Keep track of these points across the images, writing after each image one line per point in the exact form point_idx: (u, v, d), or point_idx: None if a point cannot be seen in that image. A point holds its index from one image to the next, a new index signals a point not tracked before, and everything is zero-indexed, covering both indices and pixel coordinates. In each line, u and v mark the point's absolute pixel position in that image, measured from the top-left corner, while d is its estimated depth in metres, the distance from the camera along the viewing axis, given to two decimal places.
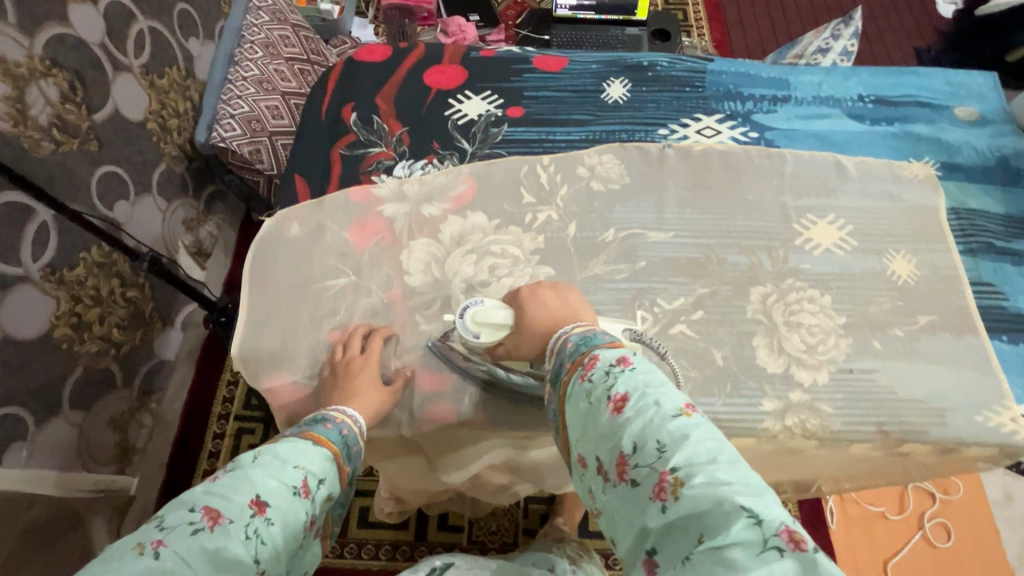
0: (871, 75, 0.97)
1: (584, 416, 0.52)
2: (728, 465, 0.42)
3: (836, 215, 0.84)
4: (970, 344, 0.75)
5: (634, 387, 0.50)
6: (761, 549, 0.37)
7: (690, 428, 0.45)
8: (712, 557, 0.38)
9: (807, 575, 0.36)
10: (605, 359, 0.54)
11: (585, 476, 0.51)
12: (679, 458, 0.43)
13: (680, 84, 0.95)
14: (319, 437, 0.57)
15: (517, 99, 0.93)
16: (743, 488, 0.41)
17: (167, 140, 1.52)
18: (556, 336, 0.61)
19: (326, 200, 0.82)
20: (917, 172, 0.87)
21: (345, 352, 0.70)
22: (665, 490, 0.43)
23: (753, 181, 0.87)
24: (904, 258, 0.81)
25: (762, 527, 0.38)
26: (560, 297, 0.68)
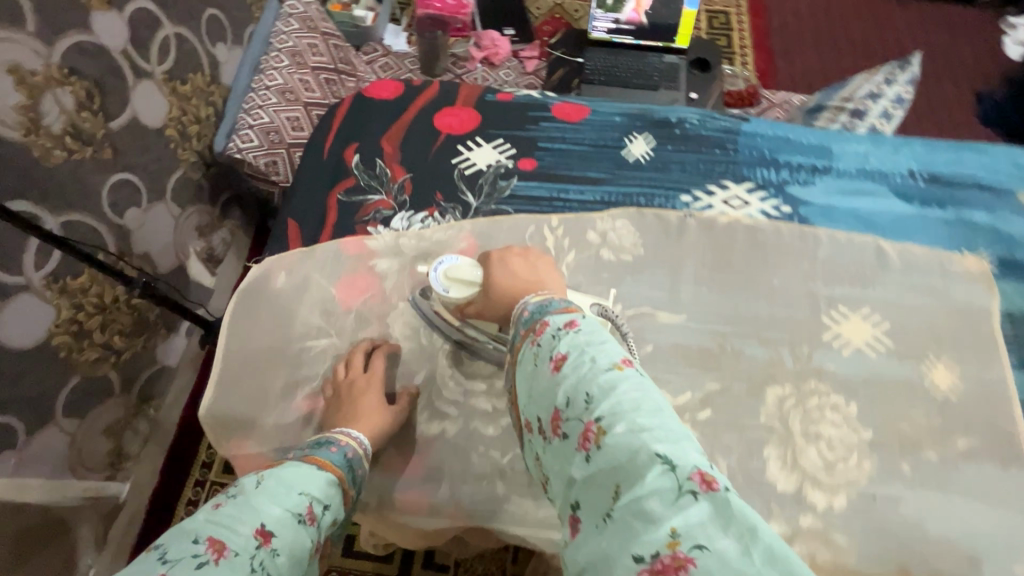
0: (925, 149, 0.88)
1: (530, 377, 0.56)
2: (650, 416, 0.47)
3: (870, 308, 0.76)
4: (1014, 480, 0.67)
5: (573, 347, 0.53)
6: (675, 495, 0.43)
7: (618, 383, 0.50)
8: (630, 506, 0.44)
9: (712, 511, 0.42)
10: (553, 324, 0.57)
11: (532, 438, 0.56)
12: (604, 410, 0.48)
13: (710, 145, 0.87)
14: (323, 461, 0.57)
15: (531, 150, 0.87)
16: (662, 438, 0.46)
17: (185, 146, 1.50)
18: (515, 307, 0.63)
19: (316, 249, 0.77)
20: (969, 267, 0.78)
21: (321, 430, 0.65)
22: (590, 440, 0.48)
23: (780, 263, 0.79)
24: (946, 368, 0.72)
25: (676, 474, 0.44)
26: (530, 264, 0.68)
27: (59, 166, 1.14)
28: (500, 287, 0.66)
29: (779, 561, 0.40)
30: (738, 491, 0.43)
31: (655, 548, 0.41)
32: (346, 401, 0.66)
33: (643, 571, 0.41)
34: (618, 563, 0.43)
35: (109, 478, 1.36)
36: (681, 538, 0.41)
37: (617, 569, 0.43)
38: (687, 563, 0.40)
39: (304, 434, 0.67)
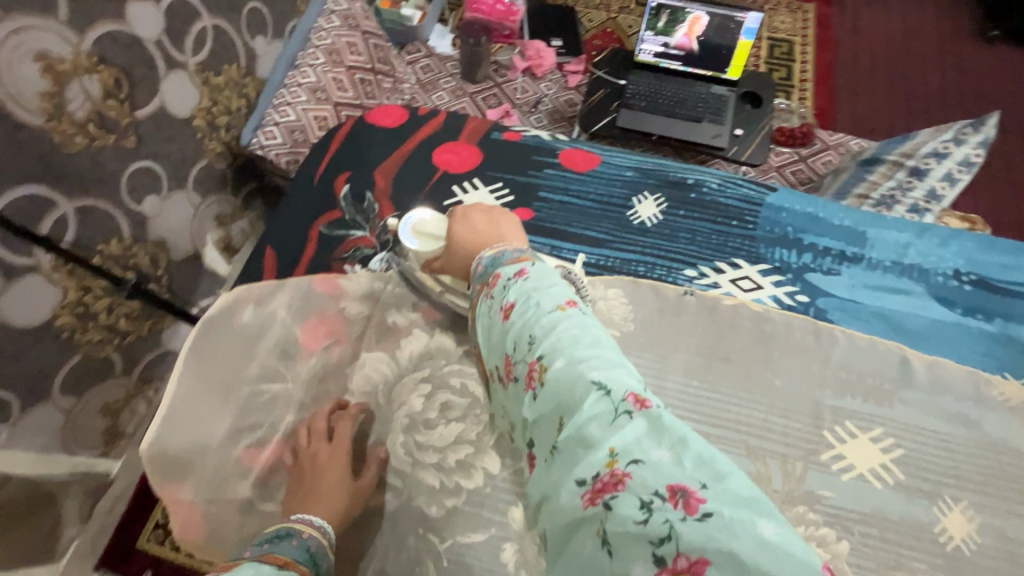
0: (977, 246, 0.76)
1: (488, 329, 0.56)
2: (589, 346, 0.46)
3: (885, 431, 0.66)
4: None
5: (520, 294, 0.53)
6: (613, 417, 0.41)
7: (560, 319, 0.48)
8: (573, 437, 0.42)
9: (650, 429, 0.40)
10: (503, 274, 0.56)
11: (498, 389, 0.55)
12: (545, 347, 0.47)
13: (726, 214, 0.79)
14: (284, 560, 0.52)
15: (529, 199, 0.80)
16: (599, 363, 0.44)
17: (213, 137, 1.47)
18: (473, 262, 0.63)
19: (288, 284, 0.74)
20: (1010, 395, 0.67)
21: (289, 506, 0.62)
22: (535, 378, 0.47)
23: (785, 361, 0.70)
24: (963, 513, 0.62)
25: (610, 396, 0.42)
26: (491, 219, 0.67)
27: (80, 153, 1.10)
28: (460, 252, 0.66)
29: (712, 467, 0.37)
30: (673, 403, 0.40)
31: (596, 470, 0.39)
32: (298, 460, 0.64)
33: (585, 496, 0.40)
34: (563, 492, 0.41)
35: (101, 454, 1.37)
36: (618, 457, 0.39)
37: (565, 501, 0.41)
38: (625, 480, 0.38)
39: (240, 486, 0.64)
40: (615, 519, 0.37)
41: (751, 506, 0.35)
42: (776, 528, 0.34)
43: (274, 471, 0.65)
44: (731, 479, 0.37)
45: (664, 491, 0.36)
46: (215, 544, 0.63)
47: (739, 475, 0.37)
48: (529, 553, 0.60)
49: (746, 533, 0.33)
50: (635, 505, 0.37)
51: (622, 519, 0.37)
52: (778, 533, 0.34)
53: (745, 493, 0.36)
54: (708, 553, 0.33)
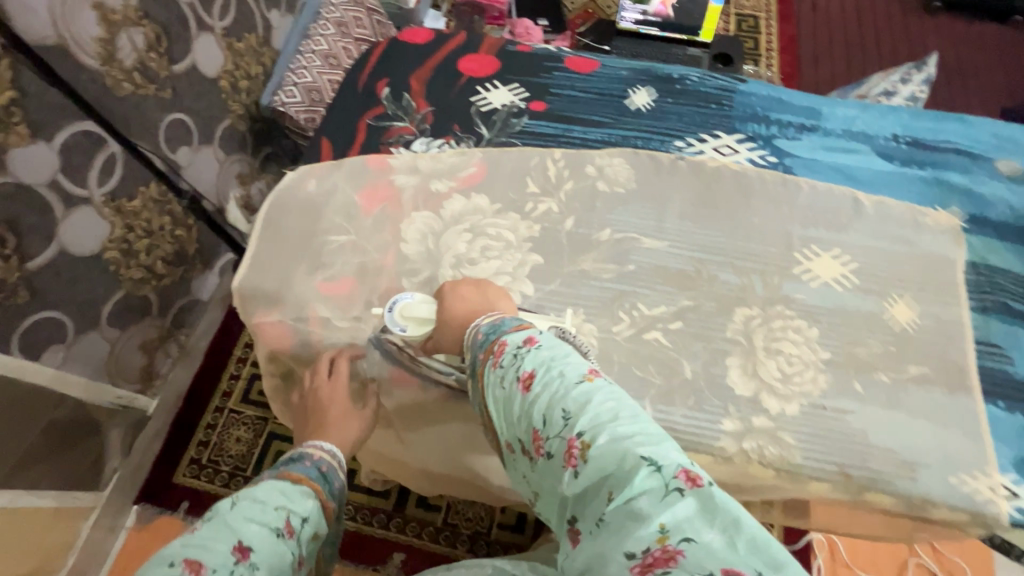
0: (911, 117, 0.93)
1: (501, 400, 0.58)
2: (628, 423, 0.50)
3: (841, 250, 0.82)
4: (961, 404, 0.71)
5: (539, 364, 0.57)
6: (664, 494, 0.45)
7: (592, 394, 0.53)
8: (622, 510, 0.46)
9: (702, 507, 0.44)
10: (512, 342, 0.60)
11: (516, 459, 0.57)
12: (584, 425, 0.51)
13: (707, 100, 0.95)
14: (298, 476, 0.60)
15: (542, 94, 0.96)
16: (641, 440, 0.49)
17: (235, 99, 1.53)
18: (469, 329, 0.67)
19: (344, 162, 0.88)
20: (940, 221, 0.84)
21: (311, 384, 0.73)
22: (575, 456, 0.50)
23: (760, 205, 0.85)
24: (907, 305, 0.78)
25: (662, 474, 0.46)
26: (480, 291, 0.73)
27: (127, 96, 1.19)
28: (456, 316, 0.71)
29: (765, 550, 0.42)
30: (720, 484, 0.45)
31: (647, 544, 0.43)
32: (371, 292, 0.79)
33: (635, 567, 0.43)
34: (610, 564, 0.44)
35: (140, 392, 1.43)
36: (669, 534, 0.43)
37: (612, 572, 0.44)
38: (678, 556, 0.42)
39: (320, 310, 0.77)
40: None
41: None
42: None
43: (346, 297, 0.78)
44: (785, 560, 0.41)
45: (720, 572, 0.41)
46: (302, 356, 0.76)
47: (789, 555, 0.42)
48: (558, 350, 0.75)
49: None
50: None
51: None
52: None
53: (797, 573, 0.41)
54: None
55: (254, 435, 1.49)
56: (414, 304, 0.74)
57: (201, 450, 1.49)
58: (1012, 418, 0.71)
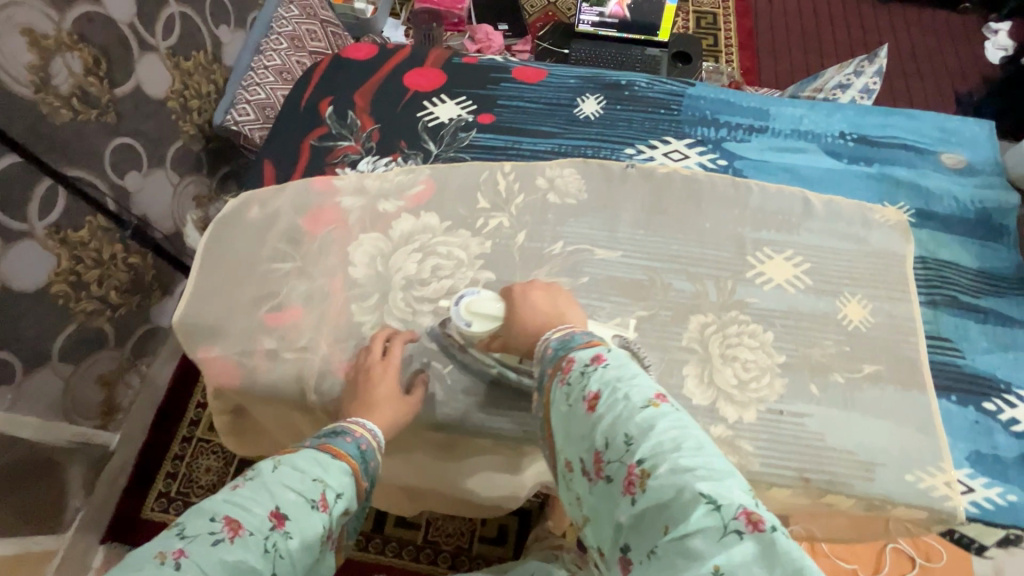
0: (857, 113, 0.94)
1: (563, 417, 0.56)
2: (692, 454, 0.48)
3: (793, 251, 0.82)
4: (915, 401, 0.71)
5: (606, 384, 0.54)
6: (722, 533, 0.43)
7: (657, 419, 0.50)
8: (677, 546, 0.44)
9: (763, 551, 0.42)
10: (580, 359, 0.57)
11: (572, 479, 0.55)
12: (647, 453, 0.48)
13: (656, 106, 0.94)
14: (337, 451, 0.58)
15: (490, 106, 0.94)
16: (704, 474, 0.46)
17: (186, 120, 1.44)
18: (539, 342, 0.64)
19: (287, 186, 0.85)
20: (889, 217, 0.84)
21: (363, 361, 0.72)
22: (635, 484, 0.48)
23: (711, 211, 0.85)
24: (860, 303, 0.78)
25: (722, 514, 0.44)
26: (551, 297, 0.70)
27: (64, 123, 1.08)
28: (521, 324, 0.68)
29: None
30: (785, 531, 0.42)
31: None
32: (319, 321, 0.76)
33: None
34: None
35: (100, 427, 1.37)
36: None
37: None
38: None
39: (264, 341, 0.73)
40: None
41: None
42: None
43: (293, 326, 0.75)
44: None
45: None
46: (247, 390, 0.72)
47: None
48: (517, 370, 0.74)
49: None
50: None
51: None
52: None
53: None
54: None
55: (224, 464, 1.45)
56: (481, 302, 0.73)
57: (169, 483, 1.44)
58: (965, 411, 0.71)
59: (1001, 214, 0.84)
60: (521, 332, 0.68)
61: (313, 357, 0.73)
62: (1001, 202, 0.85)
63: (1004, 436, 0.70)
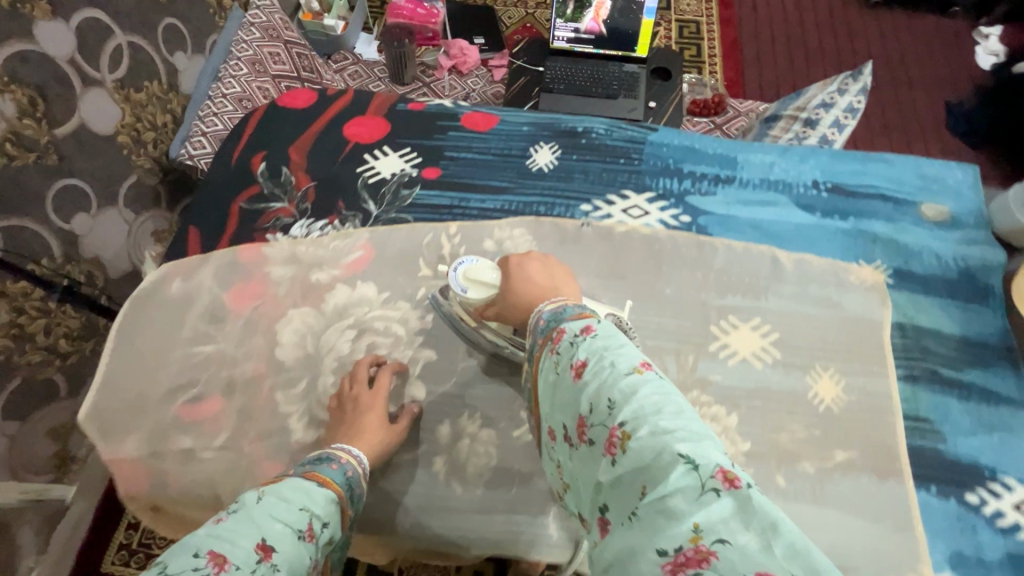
0: (831, 159, 0.88)
1: (551, 386, 0.51)
2: (674, 416, 0.43)
3: (761, 319, 0.75)
4: (891, 492, 0.65)
5: (592, 351, 0.49)
6: (700, 493, 0.39)
7: (640, 383, 0.45)
8: (655, 507, 0.39)
9: (741, 511, 0.38)
10: (569, 330, 0.52)
11: (556, 447, 0.51)
12: (627, 414, 0.44)
13: (614, 155, 0.88)
14: (324, 478, 0.56)
15: (436, 159, 0.87)
16: (685, 436, 0.42)
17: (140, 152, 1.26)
18: (531, 316, 0.59)
19: (212, 256, 0.79)
20: (864, 277, 0.78)
21: (349, 391, 0.68)
22: (615, 445, 0.43)
23: (673, 273, 0.78)
24: (832, 379, 0.72)
25: (699, 471, 0.40)
26: (547, 268, 0.66)
27: None
28: (515, 305, 0.63)
29: (806, 560, 0.35)
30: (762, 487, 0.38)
31: (678, 543, 0.37)
32: (239, 415, 0.69)
33: (666, 566, 0.37)
34: (641, 562, 0.38)
35: (53, 480, 1.16)
36: (703, 534, 0.37)
37: (637, 568, 0.38)
38: (710, 558, 0.36)
39: (179, 440, 0.67)
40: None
41: None
42: None
43: (211, 420, 0.68)
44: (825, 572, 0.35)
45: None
46: (158, 495, 0.65)
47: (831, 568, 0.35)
48: (457, 463, 0.67)
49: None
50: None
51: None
52: None
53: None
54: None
55: None
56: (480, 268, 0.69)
57: (131, 533, 1.23)
58: (946, 505, 0.65)
59: (986, 273, 0.78)
60: (512, 304, 0.64)
61: (233, 456, 0.66)
62: (985, 259, 0.79)
63: (989, 534, 0.63)
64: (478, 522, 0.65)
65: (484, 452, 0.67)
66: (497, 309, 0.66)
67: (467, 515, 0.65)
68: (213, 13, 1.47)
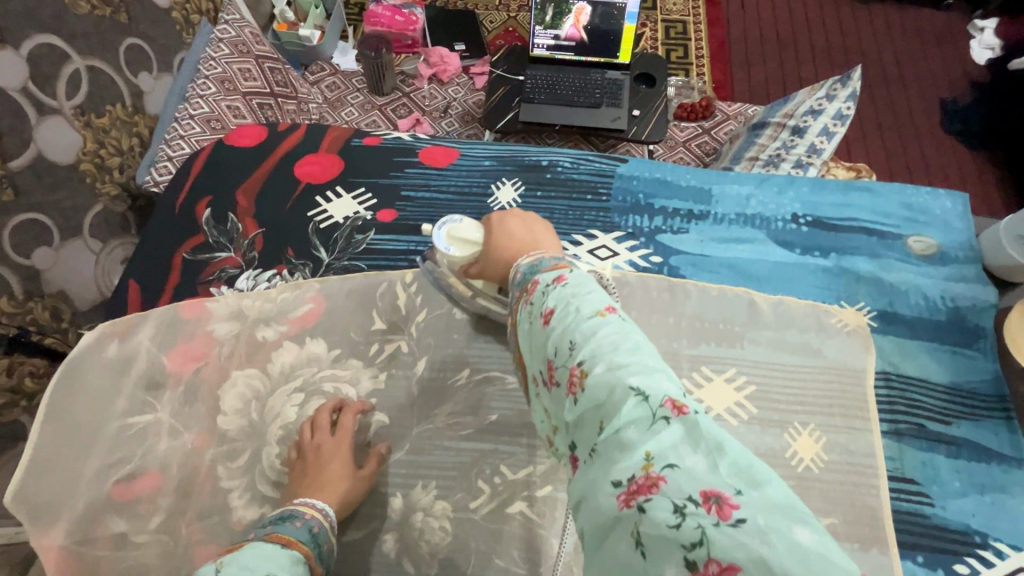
0: (810, 189, 0.82)
1: (526, 336, 0.45)
2: (632, 349, 0.37)
3: (737, 371, 0.70)
4: (876, 563, 0.60)
5: (560, 298, 0.42)
6: (650, 422, 0.33)
7: (601, 324, 0.39)
8: (611, 442, 0.34)
9: (691, 436, 0.32)
10: (542, 281, 0.46)
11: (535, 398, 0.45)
12: (585, 352, 0.38)
13: (581, 190, 0.83)
14: (288, 539, 0.52)
15: (392, 200, 0.83)
16: (641, 368, 0.36)
17: (106, 180, 1.08)
18: (511, 271, 0.53)
19: (151, 315, 0.74)
20: (846, 320, 0.72)
21: (308, 439, 0.65)
22: (574, 384, 0.38)
23: (641, 320, 0.73)
24: (811, 437, 0.67)
25: (647, 400, 0.34)
26: (528, 226, 0.59)
27: None
28: (498, 263, 0.59)
29: (751, 475, 0.30)
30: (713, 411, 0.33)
31: (629, 471, 0.32)
32: (177, 492, 0.64)
33: (619, 496, 0.32)
34: (597, 497, 0.33)
35: None
36: (653, 461, 0.32)
37: (596, 504, 0.33)
38: (659, 483, 0.31)
39: (112, 523, 0.63)
40: (650, 525, 0.30)
41: (790, 515, 0.28)
42: (814, 536, 0.27)
43: (147, 500, 0.64)
44: (771, 486, 0.30)
45: (697, 495, 0.29)
46: None
47: (781, 483, 0.30)
48: (410, 540, 0.63)
49: (783, 544, 0.27)
50: (666, 510, 0.30)
51: (654, 528, 0.30)
52: (835, 556, 0.26)
53: (786, 502, 0.29)
54: (741, 560, 0.27)
55: None
56: (463, 226, 0.66)
57: None
58: None
59: (975, 313, 0.73)
60: (493, 260, 0.59)
61: (169, 541, 0.62)
62: (974, 298, 0.74)
63: None
64: None
65: (438, 527, 0.63)
66: (480, 266, 0.62)
67: None
68: (179, 28, 1.26)
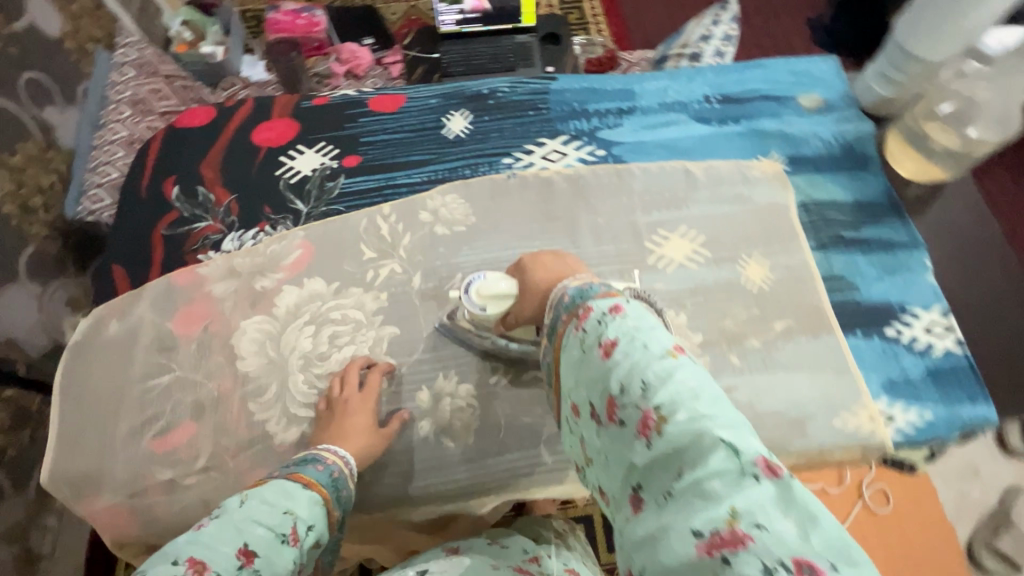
0: (715, 74, 0.96)
1: (576, 366, 0.46)
2: (713, 402, 0.39)
3: (687, 226, 0.82)
4: (826, 344, 0.74)
5: (624, 330, 0.44)
6: (738, 477, 0.35)
7: (675, 367, 0.40)
8: (692, 489, 0.36)
9: (782, 500, 0.34)
10: (598, 308, 0.47)
11: (578, 424, 0.46)
12: (662, 397, 0.39)
13: (523, 109, 0.92)
14: (308, 481, 0.57)
15: (354, 147, 0.88)
16: (725, 421, 0.38)
17: (32, 220, 1.04)
18: (556, 291, 0.54)
19: (145, 289, 0.76)
20: (765, 170, 0.86)
21: (335, 395, 0.68)
22: (648, 427, 0.39)
23: (600, 202, 0.83)
24: (758, 263, 0.79)
25: (738, 456, 0.36)
26: (558, 258, 0.63)
27: None
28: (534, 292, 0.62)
29: (844, 551, 0.32)
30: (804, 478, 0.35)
31: (713, 524, 0.34)
32: (214, 433, 0.68)
33: (700, 545, 0.34)
34: (671, 543, 0.35)
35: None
36: (740, 517, 0.33)
37: (670, 548, 0.35)
38: (747, 541, 0.32)
39: (157, 473, 0.66)
40: None
41: None
42: None
43: (186, 447, 0.67)
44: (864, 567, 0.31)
45: (790, 562, 0.31)
46: (150, 529, 0.64)
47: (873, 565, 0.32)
48: (445, 422, 0.69)
49: None
50: (756, 568, 0.31)
51: None
52: None
53: None
54: None
55: None
56: (491, 281, 0.66)
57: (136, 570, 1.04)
58: (872, 343, 0.75)
59: (861, 143, 0.89)
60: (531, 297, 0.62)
61: (218, 475, 0.66)
62: (859, 132, 0.90)
63: (910, 357, 0.74)
64: (478, 469, 0.68)
65: (466, 405, 0.70)
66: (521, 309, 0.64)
67: (465, 464, 0.68)
68: (76, 58, 1.18)
